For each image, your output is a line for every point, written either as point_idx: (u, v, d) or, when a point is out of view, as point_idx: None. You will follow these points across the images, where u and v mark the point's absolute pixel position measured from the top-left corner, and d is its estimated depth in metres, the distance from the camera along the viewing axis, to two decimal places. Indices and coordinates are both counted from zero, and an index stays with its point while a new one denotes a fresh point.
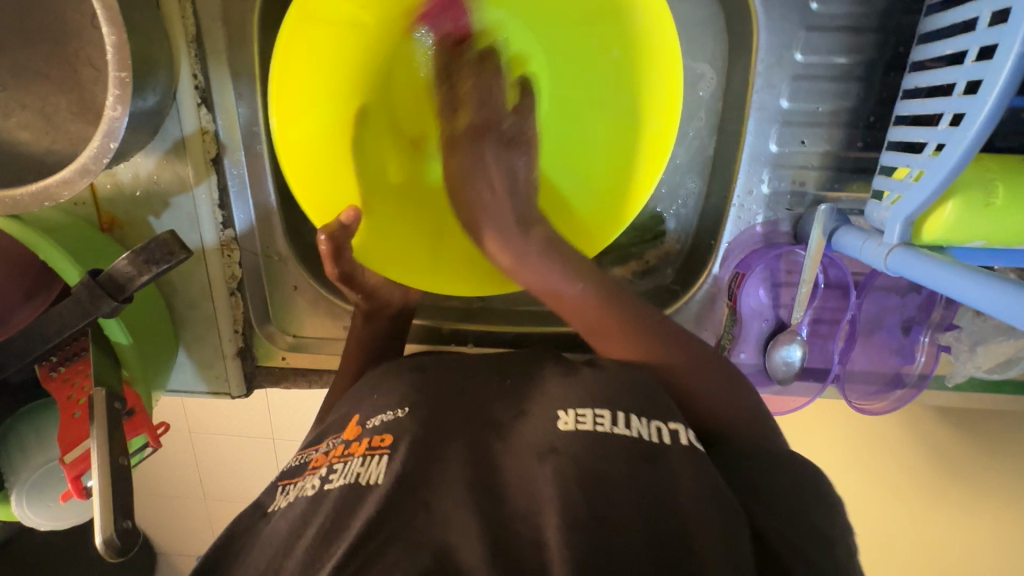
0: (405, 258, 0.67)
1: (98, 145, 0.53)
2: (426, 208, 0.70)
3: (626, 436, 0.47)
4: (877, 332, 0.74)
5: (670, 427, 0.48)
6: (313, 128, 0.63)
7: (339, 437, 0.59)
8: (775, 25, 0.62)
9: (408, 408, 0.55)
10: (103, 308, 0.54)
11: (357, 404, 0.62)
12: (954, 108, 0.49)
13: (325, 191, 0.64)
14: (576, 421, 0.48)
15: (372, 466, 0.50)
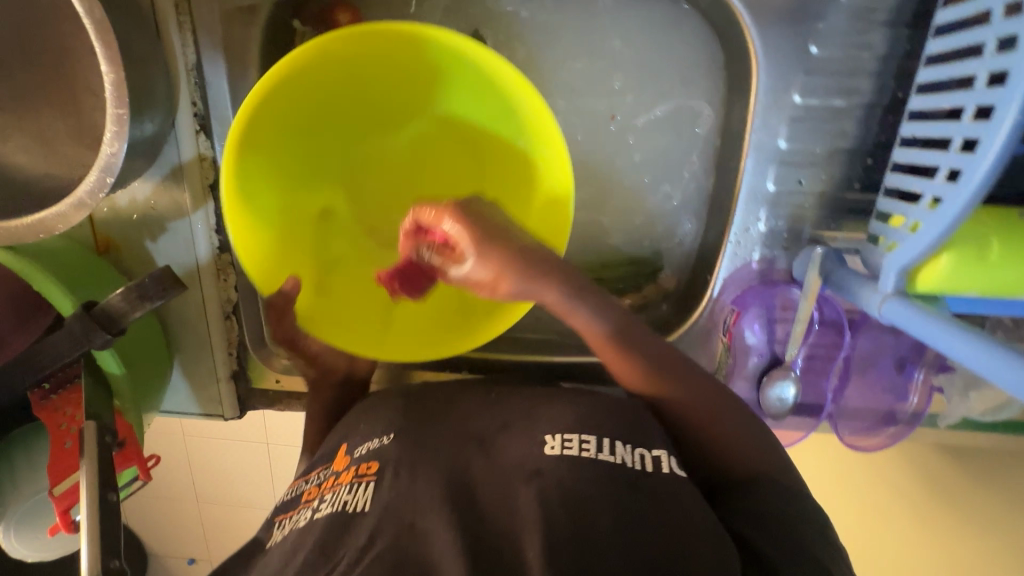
0: (349, 329, 0.68)
1: (95, 179, 0.53)
2: (360, 275, 0.73)
3: (609, 461, 0.52)
4: (872, 369, 0.74)
5: (653, 453, 0.54)
6: (258, 204, 0.64)
7: (328, 468, 0.63)
8: (775, 68, 0.62)
9: (393, 434, 0.61)
10: (95, 341, 0.54)
11: (348, 433, 0.66)
12: (951, 164, 0.48)
13: (268, 263, 0.65)
14: (563, 446, 0.54)
15: (359, 494, 0.54)
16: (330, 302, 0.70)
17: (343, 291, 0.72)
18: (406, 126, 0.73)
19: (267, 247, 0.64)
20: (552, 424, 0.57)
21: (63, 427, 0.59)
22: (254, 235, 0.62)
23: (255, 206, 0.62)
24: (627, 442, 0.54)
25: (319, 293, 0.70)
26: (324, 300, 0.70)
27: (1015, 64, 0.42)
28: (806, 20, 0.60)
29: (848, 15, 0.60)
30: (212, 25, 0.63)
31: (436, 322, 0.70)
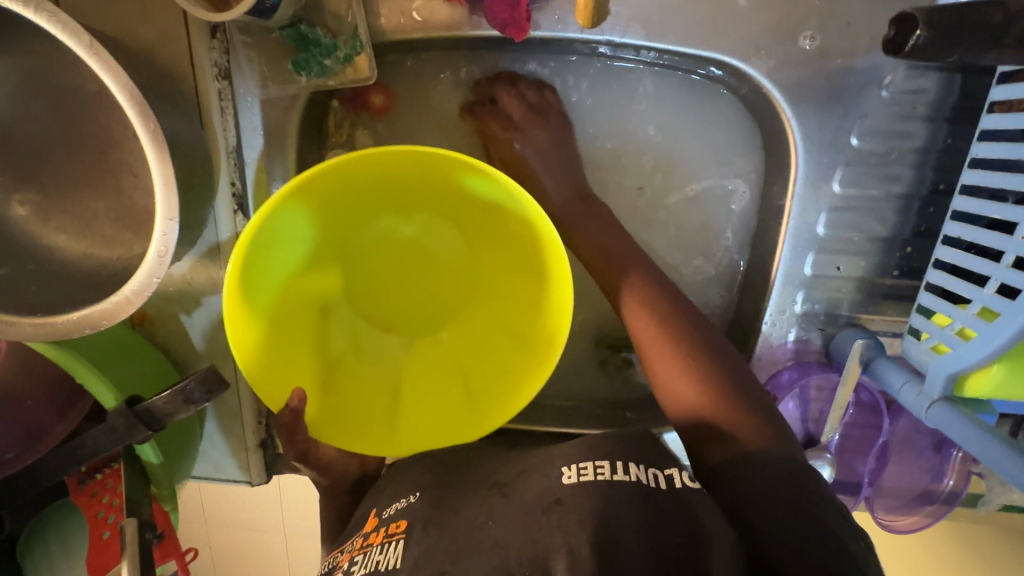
0: (359, 427, 0.66)
1: (142, 280, 0.53)
2: (358, 369, 0.71)
3: (627, 484, 0.46)
4: (908, 450, 0.72)
5: (668, 471, 0.47)
6: (259, 317, 0.60)
7: (360, 533, 0.60)
8: (816, 158, 0.62)
9: (419, 494, 0.58)
10: (137, 436, 0.54)
11: (375, 498, 0.64)
12: (1004, 279, 0.48)
13: (274, 376, 0.62)
14: (579, 474, 0.47)
15: (391, 552, 0.52)
16: (336, 403, 0.67)
17: (346, 393, 0.69)
18: (396, 223, 0.74)
19: (270, 362, 0.61)
20: (565, 454, 0.50)
21: (99, 514, 0.58)
22: (257, 353, 0.60)
23: (257, 321, 0.60)
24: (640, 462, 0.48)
25: (324, 401, 0.67)
26: (330, 407, 0.67)
27: None
28: (845, 112, 0.61)
29: (886, 109, 0.60)
30: (255, 110, 0.64)
31: (447, 412, 0.68)
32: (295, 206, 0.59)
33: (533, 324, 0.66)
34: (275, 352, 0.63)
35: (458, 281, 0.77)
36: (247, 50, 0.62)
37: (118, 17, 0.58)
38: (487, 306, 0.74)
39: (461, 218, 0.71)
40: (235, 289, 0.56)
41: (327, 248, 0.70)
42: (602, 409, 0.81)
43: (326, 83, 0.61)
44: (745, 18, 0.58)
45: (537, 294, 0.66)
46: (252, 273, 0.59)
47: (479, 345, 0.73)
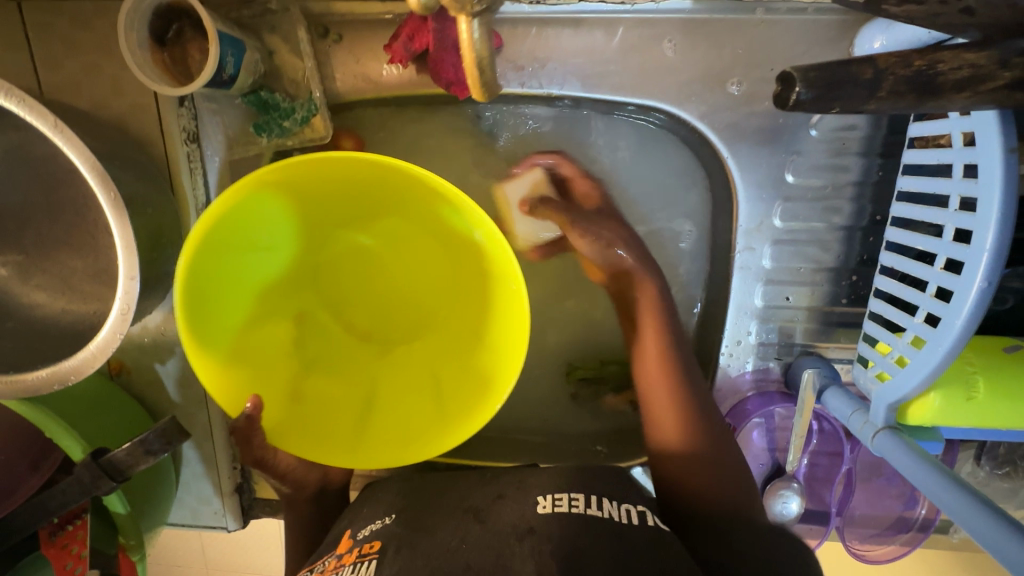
0: (324, 437, 0.64)
1: (107, 336, 0.56)
2: (330, 375, 0.69)
3: (598, 516, 0.52)
4: (876, 478, 0.73)
5: (637, 509, 0.54)
6: (219, 325, 0.59)
7: (330, 554, 0.57)
8: (754, 195, 0.65)
9: (395, 515, 0.59)
10: (102, 488, 0.56)
11: (350, 519, 0.63)
12: (928, 308, 0.49)
13: (235, 382, 0.61)
14: (554, 504, 0.53)
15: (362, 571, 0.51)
16: (304, 411, 0.66)
17: (315, 402, 0.67)
18: (369, 228, 0.71)
19: (230, 372, 0.60)
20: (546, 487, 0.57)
21: (68, 567, 0.60)
22: (215, 362, 0.58)
23: (216, 329, 0.59)
24: (614, 501, 0.54)
25: (290, 410, 0.65)
26: (296, 416, 0.65)
27: (975, 229, 0.43)
28: (779, 149, 0.63)
29: (819, 147, 0.63)
30: (222, 170, 0.68)
31: (414, 422, 0.65)
32: (252, 216, 0.57)
33: (496, 339, 0.64)
34: (237, 360, 0.61)
35: (435, 287, 0.74)
36: (213, 115, 0.66)
37: (95, 92, 0.63)
38: (462, 313, 0.71)
39: (431, 227, 0.68)
40: (185, 298, 0.54)
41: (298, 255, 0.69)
42: (573, 444, 0.81)
43: (286, 144, 0.66)
44: (675, 68, 0.62)
45: (503, 307, 0.63)
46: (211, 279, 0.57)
47: (452, 352, 0.70)
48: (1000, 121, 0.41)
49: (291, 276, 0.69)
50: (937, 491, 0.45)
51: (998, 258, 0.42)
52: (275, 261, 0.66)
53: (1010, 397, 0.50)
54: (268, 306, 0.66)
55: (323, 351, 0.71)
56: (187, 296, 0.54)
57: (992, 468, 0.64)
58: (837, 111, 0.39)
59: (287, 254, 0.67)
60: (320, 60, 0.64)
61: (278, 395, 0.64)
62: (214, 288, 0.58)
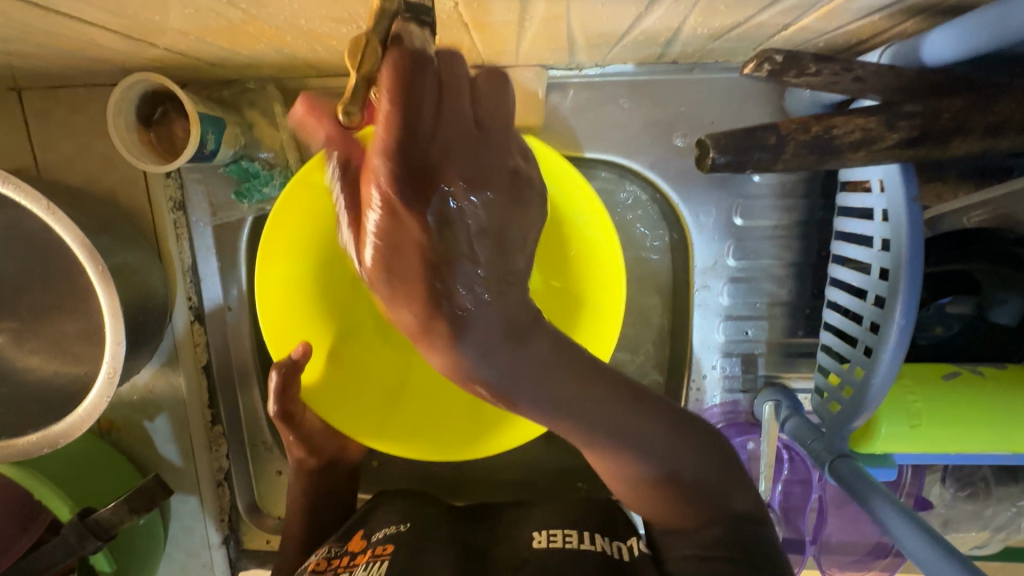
0: (358, 410, 0.64)
1: (94, 400, 0.59)
2: (384, 351, 0.68)
3: (591, 551, 0.55)
4: (850, 504, 0.74)
5: (628, 543, 0.56)
6: (290, 271, 0.61)
7: (343, 548, 0.60)
8: (706, 236, 0.69)
9: (410, 523, 0.60)
10: (88, 548, 0.58)
11: (362, 520, 0.65)
12: (863, 341, 0.52)
13: (291, 325, 0.62)
14: (549, 539, 0.57)
15: (372, 569, 0.53)
16: (346, 378, 0.65)
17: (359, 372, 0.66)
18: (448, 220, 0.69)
19: (286, 318, 0.62)
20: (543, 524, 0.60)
21: None
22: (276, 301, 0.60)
23: (284, 270, 0.60)
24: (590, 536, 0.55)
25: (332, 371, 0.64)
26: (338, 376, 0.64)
27: (890, 269, 0.47)
28: (727, 194, 0.68)
29: (765, 190, 0.67)
30: (206, 233, 0.72)
31: (443, 420, 0.64)
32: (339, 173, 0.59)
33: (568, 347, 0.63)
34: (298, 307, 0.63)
35: None
36: (197, 184, 0.70)
37: (88, 169, 0.68)
38: None
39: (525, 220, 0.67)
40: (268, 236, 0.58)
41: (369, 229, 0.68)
42: (555, 482, 0.82)
43: (265, 207, 0.71)
44: (623, 124, 0.67)
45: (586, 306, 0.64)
46: (293, 232, 0.60)
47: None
48: (902, 172, 0.46)
49: None
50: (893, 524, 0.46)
51: (913, 294, 0.46)
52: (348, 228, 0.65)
53: (951, 422, 0.53)
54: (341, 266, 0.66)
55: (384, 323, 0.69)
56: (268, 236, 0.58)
57: (955, 490, 0.66)
58: (750, 170, 0.43)
59: None
60: (296, 130, 0.70)
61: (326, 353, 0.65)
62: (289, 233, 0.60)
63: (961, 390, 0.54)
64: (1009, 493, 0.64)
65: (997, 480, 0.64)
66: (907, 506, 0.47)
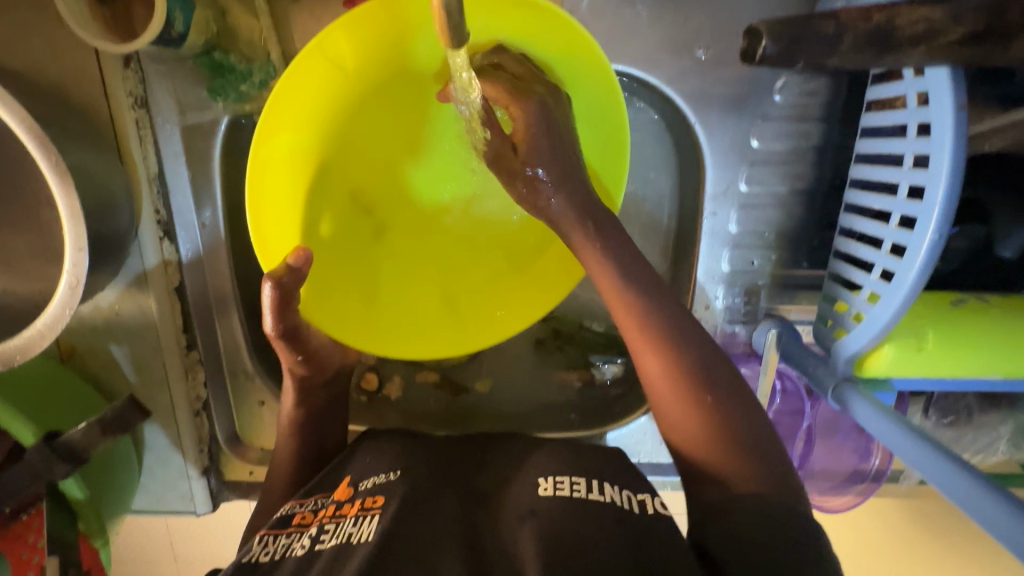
0: (340, 312, 0.63)
1: (55, 313, 0.52)
2: (366, 263, 0.68)
3: (600, 501, 0.52)
4: (834, 433, 0.77)
5: (638, 496, 0.54)
6: (281, 162, 0.58)
7: (329, 497, 0.59)
8: (720, 160, 0.66)
9: (399, 472, 0.59)
10: (58, 473, 0.53)
11: (346, 464, 0.64)
12: (883, 264, 0.52)
13: (278, 229, 0.59)
14: (555, 487, 0.54)
15: (364, 526, 0.52)
16: (329, 291, 0.63)
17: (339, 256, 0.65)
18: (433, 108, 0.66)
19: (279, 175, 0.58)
20: (544, 468, 0.57)
21: (27, 557, 0.57)
22: (266, 171, 0.56)
23: (281, 152, 0.57)
24: (614, 483, 0.55)
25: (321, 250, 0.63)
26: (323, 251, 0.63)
27: (928, 184, 0.46)
28: (744, 115, 0.64)
29: (784, 112, 0.64)
30: (175, 137, 0.65)
31: (423, 324, 0.68)
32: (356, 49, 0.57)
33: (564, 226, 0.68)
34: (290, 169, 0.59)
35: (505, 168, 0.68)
36: (162, 79, 0.62)
37: (28, 52, 0.59)
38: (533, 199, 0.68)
39: None
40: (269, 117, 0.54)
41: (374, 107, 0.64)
42: (548, 413, 0.83)
43: (244, 108, 0.63)
44: (643, 30, 0.62)
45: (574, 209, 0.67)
46: (295, 116, 0.57)
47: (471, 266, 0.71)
48: (953, 78, 0.43)
49: (351, 156, 0.66)
50: (912, 453, 0.46)
51: (948, 211, 0.45)
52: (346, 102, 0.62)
53: (957, 349, 0.53)
54: (329, 186, 0.64)
55: (372, 241, 0.69)
56: (266, 127, 0.55)
57: (938, 418, 0.67)
58: None
59: (355, 112, 0.63)
60: (277, 20, 0.62)
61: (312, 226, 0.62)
62: (283, 119, 0.56)
63: (965, 314, 0.55)
64: (989, 421, 0.67)
65: (980, 408, 0.66)
66: (910, 422, 0.49)
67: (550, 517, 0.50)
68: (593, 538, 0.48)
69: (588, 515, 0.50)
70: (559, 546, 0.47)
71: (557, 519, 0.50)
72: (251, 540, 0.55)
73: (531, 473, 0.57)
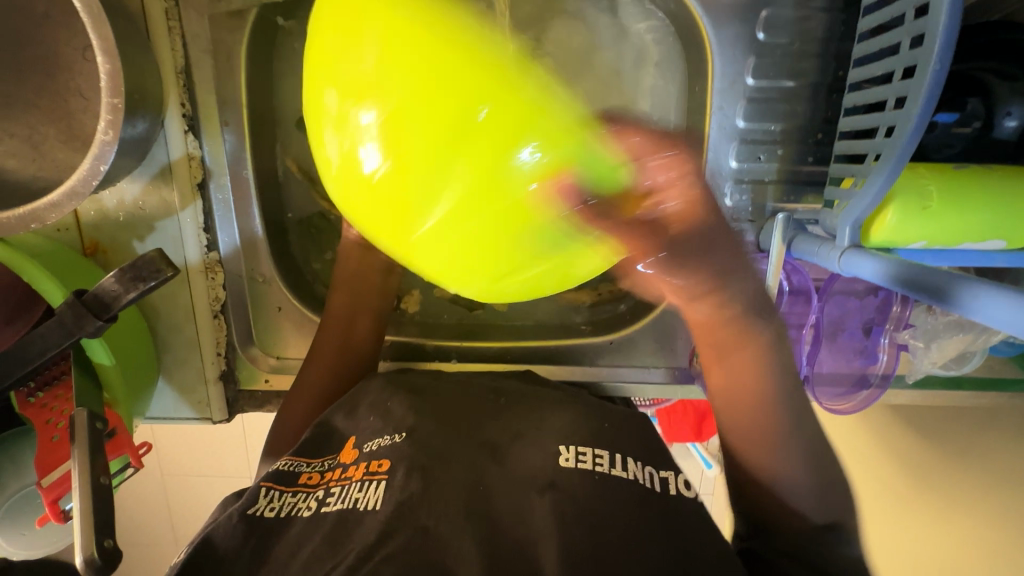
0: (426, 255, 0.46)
1: (88, 167, 0.55)
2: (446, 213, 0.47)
3: (623, 478, 0.54)
4: (841, 334, 0.78)
5: (662, 474, 0.56)
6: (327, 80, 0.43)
7: (336, 459, 0.61)
8: (728, 53, 0.68)
9: (405, 434, 0.60)
10: (87, 328, 0.55)
11: (355, 408, 0.67)
12: (887, 121, 0.54)
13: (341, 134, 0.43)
14: (577, 459, 0.55)
15: (370, 493, 0.54)
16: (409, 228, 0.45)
17: (558, 223, 0.44)
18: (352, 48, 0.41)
19: (452, 287, 0.50)
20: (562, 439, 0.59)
21: (50, 422, 0.59)
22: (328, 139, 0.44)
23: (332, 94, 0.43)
24: (641, 462, 0.57)
25: (563, 246, 0.46)
26: (544, 224, 0.44)
27: (929, 25, 0.48)
28: (751, 5, 0.66)
29: (789, 4, 0.66)
30: (202, 31, 0.67)
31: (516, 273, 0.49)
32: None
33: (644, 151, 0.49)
34: (452, 281, 0.49)
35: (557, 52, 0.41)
36: None
37: None
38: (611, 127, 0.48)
39: None
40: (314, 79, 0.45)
41: (357, 134, 0.42)
42: (559, 323, 0.84)
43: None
44: None
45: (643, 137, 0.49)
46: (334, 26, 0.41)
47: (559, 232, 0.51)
48: None
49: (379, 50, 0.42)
50: (921, 281, 0.47)
51: (948, 48, 0.47)
52: (347, 180, 0.45)
53: (958, 207, 0.55)
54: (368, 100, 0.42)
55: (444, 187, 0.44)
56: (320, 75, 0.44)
57: None
58: None
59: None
60: None
61: (519, 225, 0.44)
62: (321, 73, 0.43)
63: (967, 176, 0.56)
64: None
65: None
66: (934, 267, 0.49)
67: (575, 492, 0.52)
68: (604, 509, 0.51)
69: (615, 492, 0.52)
70: (581, 525, 0.49)
71: (580, 496, 0.52)
72: (252, 492, 0.57)
73: (548, 444, 0.58)
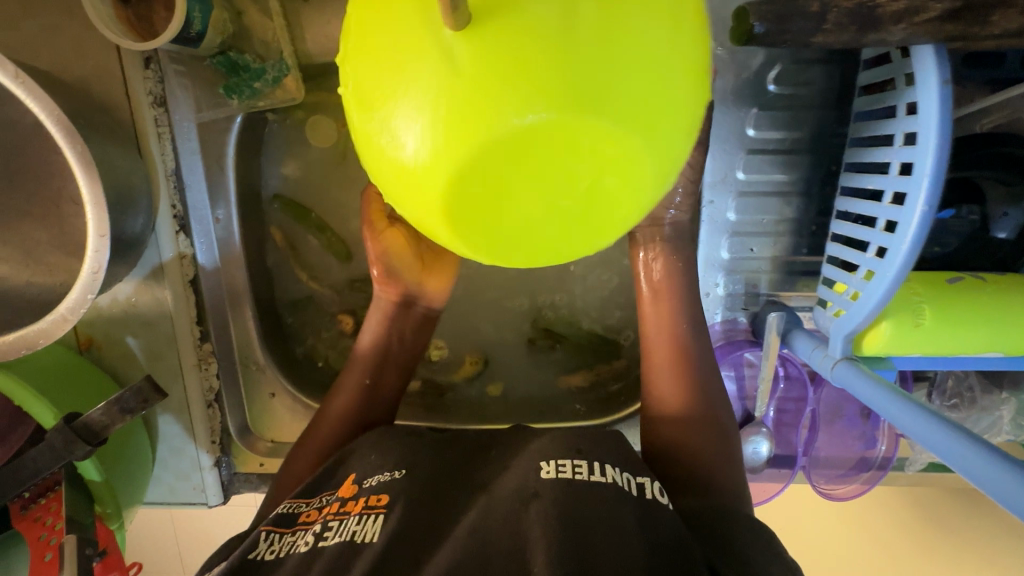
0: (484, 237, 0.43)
1: (76, 298, 0.56)
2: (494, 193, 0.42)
3: (604, 484, 0.49)
4: (838, 420, 0.77)
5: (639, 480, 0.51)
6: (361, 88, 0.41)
7: (333, 494, 0.55)
8: (718, 148, 0.67)
9: (405, 470, 0.55)
10: (77, 453, 0.55)
11: (353, 461, 0.59)
12: (878, 241, 0.53)
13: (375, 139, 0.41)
14: (558, 469, 0.50)
15: (369, 524, 0.49)
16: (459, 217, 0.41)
17: (656, 46, 0.37)
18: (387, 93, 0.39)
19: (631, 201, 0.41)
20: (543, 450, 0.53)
21: (42, 538, 0.58)
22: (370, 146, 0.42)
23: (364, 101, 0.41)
24: (617, 466, 0.52)
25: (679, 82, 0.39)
26: (652, 64, 0.37)
27: (918, 156, 0.47)
28: (742, 103, 0.66)
29: (780, 102, 0.66)
30: (190, 133, 0.68)
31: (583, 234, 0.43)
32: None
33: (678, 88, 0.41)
34: (633, 167, 0.39)
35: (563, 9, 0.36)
36: (180, 78, 0.65)
37: (56, 56, 0.63)
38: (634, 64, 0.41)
39: None
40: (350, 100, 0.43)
41: (445, 133, 0.37)
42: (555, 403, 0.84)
43: (257, 104, 0.67)
44: None
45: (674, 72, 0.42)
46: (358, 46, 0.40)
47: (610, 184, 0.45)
48: (936, 54, 0.46)
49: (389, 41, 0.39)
50: (944, 449, 0.42)
51: (937, 182, 0.46)
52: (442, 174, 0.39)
53: (954, 323, 0.54)
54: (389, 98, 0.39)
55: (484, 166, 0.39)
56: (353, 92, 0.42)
57: (941, 400, 0.68)
58: (790, 39, 0.47)
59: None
60: (289, 19, 0.66)
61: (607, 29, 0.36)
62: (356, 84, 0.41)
63: (963, 292, 0.56)
64: (992, 401, 0.67)
65: (982, 388, 0.67)
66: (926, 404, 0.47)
67: (561, 495, 0.47)
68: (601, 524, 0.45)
69: (592, 497, 0.47)
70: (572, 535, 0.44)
71: (559, 505, 0.46)
72: (252, 536, 0.52)
73: (533, 455, 0.53)
